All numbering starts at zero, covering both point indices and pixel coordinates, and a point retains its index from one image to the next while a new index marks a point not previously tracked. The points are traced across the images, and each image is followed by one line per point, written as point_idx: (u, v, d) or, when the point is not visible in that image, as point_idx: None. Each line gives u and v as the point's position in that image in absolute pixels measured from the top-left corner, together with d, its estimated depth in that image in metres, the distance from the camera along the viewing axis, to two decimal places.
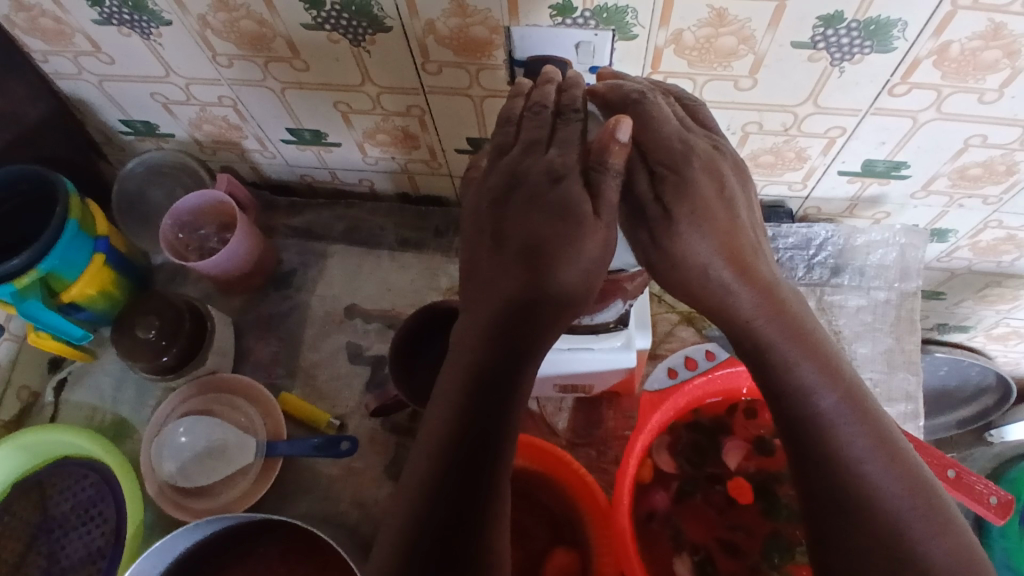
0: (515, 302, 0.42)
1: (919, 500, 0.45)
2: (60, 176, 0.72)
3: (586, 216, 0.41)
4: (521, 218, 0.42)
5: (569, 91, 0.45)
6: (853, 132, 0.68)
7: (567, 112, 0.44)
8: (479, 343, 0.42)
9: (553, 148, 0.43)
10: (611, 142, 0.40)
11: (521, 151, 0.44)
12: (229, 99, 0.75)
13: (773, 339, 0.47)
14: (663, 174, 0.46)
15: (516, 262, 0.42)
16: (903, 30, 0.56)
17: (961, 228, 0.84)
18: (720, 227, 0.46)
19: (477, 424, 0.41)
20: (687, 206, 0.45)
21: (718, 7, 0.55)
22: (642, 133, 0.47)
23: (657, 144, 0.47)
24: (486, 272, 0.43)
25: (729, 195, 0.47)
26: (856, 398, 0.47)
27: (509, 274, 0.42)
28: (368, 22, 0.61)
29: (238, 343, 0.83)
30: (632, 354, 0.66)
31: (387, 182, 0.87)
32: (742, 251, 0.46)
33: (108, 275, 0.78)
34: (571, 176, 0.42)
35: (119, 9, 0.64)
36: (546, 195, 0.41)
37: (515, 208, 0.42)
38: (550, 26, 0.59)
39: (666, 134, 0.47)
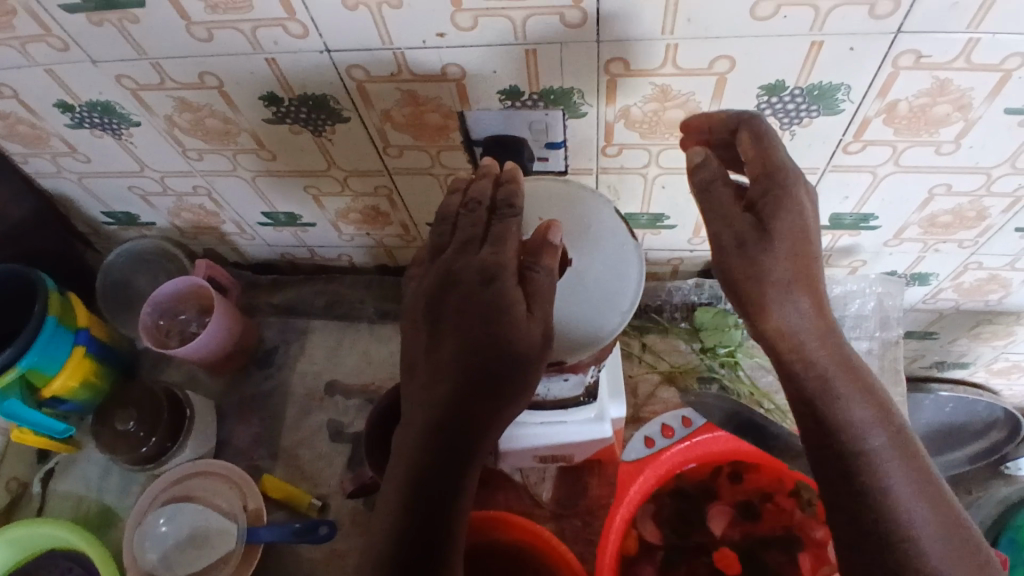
0: (452, 401, 0.42)
1: (958, 548, 0.47)
2: (38, 273, 0.74)
3: (518, 317, 0.40)
4: (455, 319, 0.42)
5: (506, 185, 0.45)
6: (814, 189, 0.69)
7: (502, 208, 0.44)
8: (423, 441, 0.42)
9: (485, 245, 0.43)
10: (546, 245, 0.42)
11: (457, 248, 0.44)
12: (204, 188, 0.77)
13: (829, 369, 0.50)
14: (765, 215, 0.48)
15: (452, 362, 0.42)
16: (848, 93, 0.57)
17: (941, 272, 0.83)
18: (811, 248, 0.49)
19: (426, 520, 0.42)
20: (787, 226, 0.48)
21: (661, 84, 0.56)
22: (586, 226, 0.50)
23: (598, 236, 0.50)
24: (426, 369, 0.43)
25: (809, 241, 0.49)
26: (902, 442, 0.51)
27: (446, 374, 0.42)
28: (326, 113, 0.63)
29: (221, 427, 0.83)
30: (606, 425, 0.65)
31: (366, 257, 0.89)
32: (816, 285, 0.50)
33: (90, 366, 0.80)
34: (504, 274, 0.41)
35: (90, 114, 0.67)
36: (478, 294, 0.41)
37: (447, 309, 0.43)
38: (501, 109, 0.61)
39: (608, 223, 0.50)
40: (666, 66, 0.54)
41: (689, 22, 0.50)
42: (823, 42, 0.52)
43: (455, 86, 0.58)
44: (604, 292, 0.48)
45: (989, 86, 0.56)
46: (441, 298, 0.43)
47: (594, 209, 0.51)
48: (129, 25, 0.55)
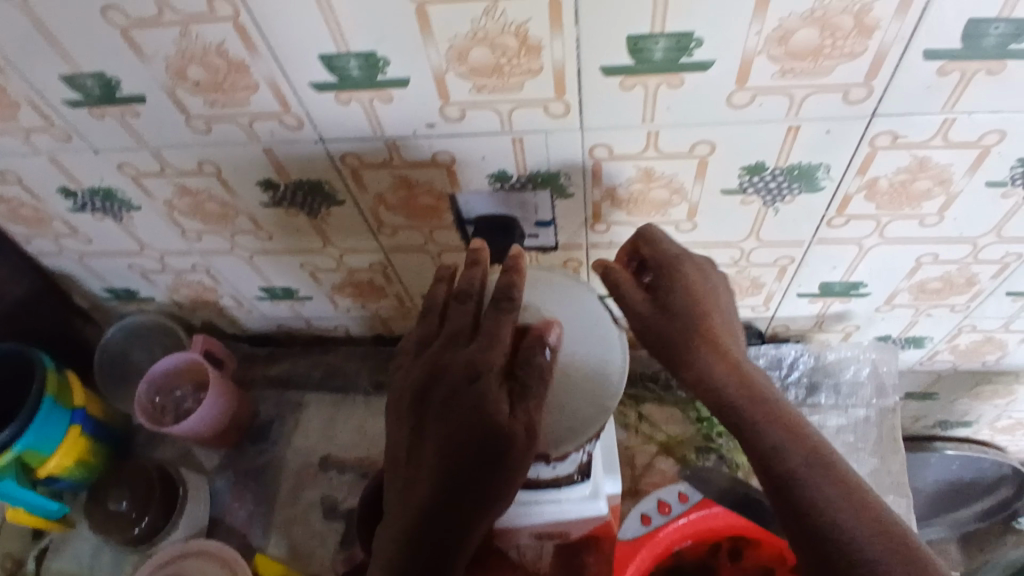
0: (434, 502, 0.41)
1: (898, 554, 0.43)
2: (37, 352, 0.75)
3: (501, 417, 0.40)
4: (439, 417, 0.42)
5: (503, 275, 0.45)
6: (802, 260, 0.70)
7: (497, 301, 0.44)
8: (403, 543, 0.42)
9: (474, 339, 0.43)
10: (540, 345, 0.42)
11: (446, 340, 0.45)
12: (202, 266, 0.79)
13: (733, 397, 0.52)
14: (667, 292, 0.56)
15: (434, 461, 0.42)
16: (828, 171, 0.58)
17: (936, 335, 0.83)
18: (697, 299, 0.55)
19: None
20: (672, 285, 0.56)
21: (644, 167, 0.58)
22: (569, 314, 0.47)
23: (582, 323, 0.47)
24: (411, 463, 0.44)
25: (700, 297, 0.55)
26: (821, 457, 0.48)
27: (428, 474, 0.42)
28: (321, 197, 0.65)
29: (214, 503, 0.82)
30: (601, 503, 0.64)
31: (362, 328, 0.89)
32: (716, 334, 0.55)
33: (86, 445, 0.80)
34: (489, 374, 0.41)
35: (92, 198, 0.69)
36: (463, 392, 0.41)
37: (432, 406, 0.43)
38: (490, 191, 0.62)
39: (590, 310, 0.48)
40: (649, 150, 0.56)
41: (669, 110, 0.52)
42: (799, 126, 0.53)
43: (446, 170, 0.60)
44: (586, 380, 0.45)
45: (967, 162, 0.57)
46: (427, 395, 0.43)
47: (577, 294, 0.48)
48: (131, 119, 0.57)
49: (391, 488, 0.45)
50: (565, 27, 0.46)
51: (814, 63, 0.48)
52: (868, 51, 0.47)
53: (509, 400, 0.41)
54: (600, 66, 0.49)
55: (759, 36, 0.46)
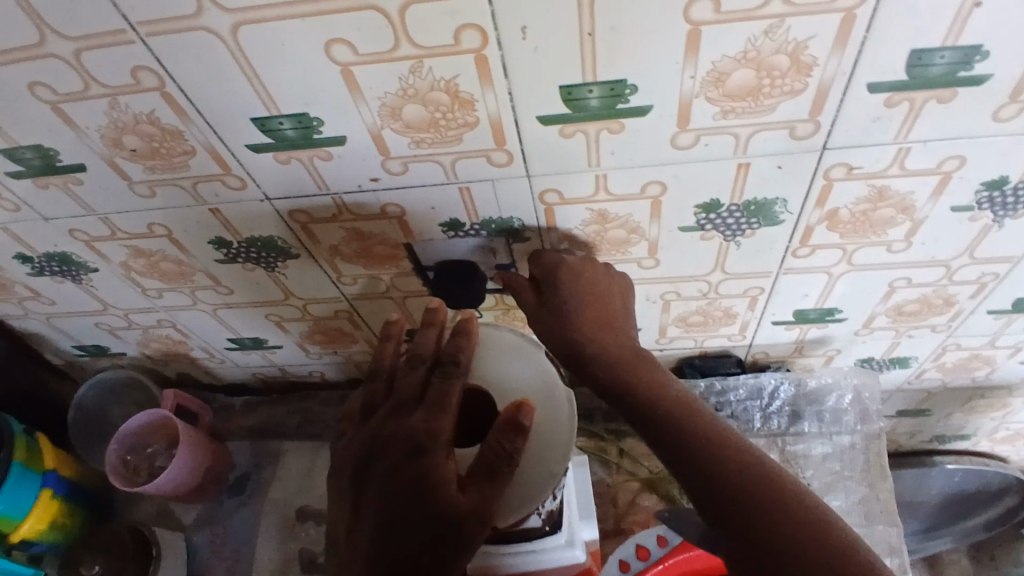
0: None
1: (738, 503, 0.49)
2: (5, 417, 0.75)
3: (446, 494, 0.38)
4: (381, 496, 0.40)
5: (452, 338, 0.44)
6: (772, 290, 0.68)
7: (445, 365, 0.42)
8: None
9: (421, 408, 0.41)
10: (509, 427, 0.39)
11: (393, 406, 0.42)
12: (168, 321, 0.78)
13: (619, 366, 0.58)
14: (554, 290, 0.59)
15: (373, 544, 0.39)
16: (785, 205, 0.57)
17: (920, 354, 0.80)
18: (585, 289, 0.59)
19: None
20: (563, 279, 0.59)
21: (597, 209, 0.57)
22: (517, 376, 0.44)
23: (532, 387, 0.44)
24: (352, 537, 0.41)
25: (588, 290, 0.59)
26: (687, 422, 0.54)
27: (366, 558, 0.39)
28: (276, 252, 0.64)
29: (193, 562, 0.81)
30: (579, 550, 0.63)
31: (337, 372, 0.88)
32: (603, 319, 0.59)
33: (59, 508, 0.79)
34: (436, 448, 0.39)
35: (49, 263, 0.68)
36: (406, 469, 0.39)
37: (374, 483, 0.41)
38: (445, 238, 0.61)
39: (540, 368, 0.44)
40: (600, 193, 0.55)
41: (614, 154, 0.51)
42: (749, 163, 0.52)
43: (397, 221, 0.59)
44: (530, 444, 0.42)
45: (929, 189, 0.55)
46: (370, 471, 0.41)
47: (523, 352, 0.45)
48: (75, 188, 0.57)
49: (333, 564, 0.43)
50: (495, 82, 0.45)
51: (754, 103, 0.47)
52: (809, 88, 0.46)
53: (458, 476, 0.39)
54: (537, 117, 0.48)
55: (694, 80, 0.45)
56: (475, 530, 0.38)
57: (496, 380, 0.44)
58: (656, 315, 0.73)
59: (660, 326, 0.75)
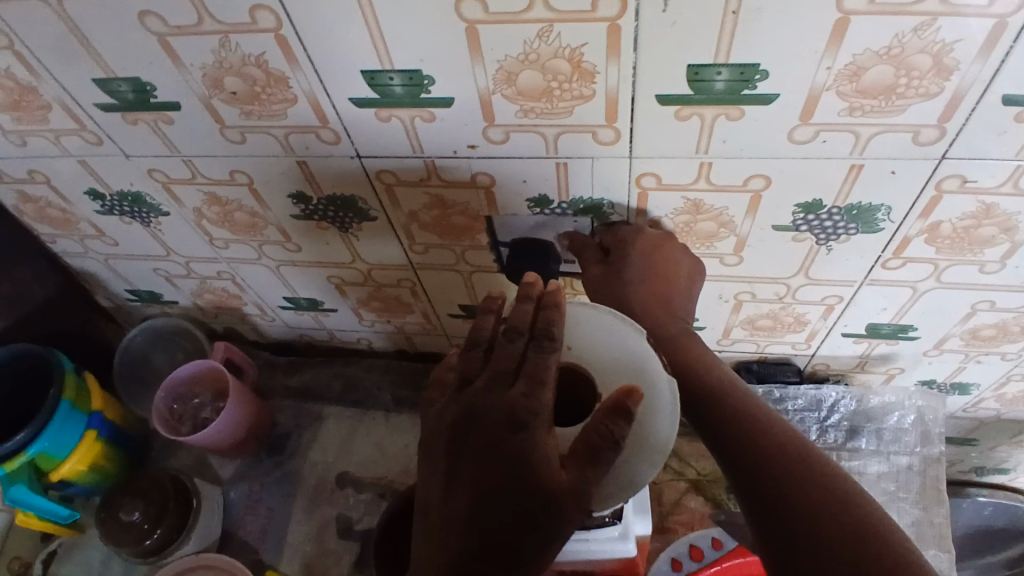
0: (463, 561, 0.38)
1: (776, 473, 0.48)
2: (56, 355, 0.72)
3: (547, 470, 0.37)
4: (476, 466, 0.39)
5: (550, 312, 0.42)
6: (851, 299, 0.66)
7: (544, 340, 0.40)
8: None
9: (519, 382, 0.39)
10: (618, 412, 0.37)
11: (488, 379, 0.40)
12: (228, 273, 0.77)
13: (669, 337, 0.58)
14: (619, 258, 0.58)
15: (467, 516, 0.39)
16: (888, 213, 0.55)
17: (983, 382, 0.78)
18: (643, 253, 0.57)
19: None
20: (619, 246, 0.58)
21: (693, 198, 0.55)
22: (617, 361, 0.43)
23: (634, 371, 0.43)
24: (442, 507, 0.40)
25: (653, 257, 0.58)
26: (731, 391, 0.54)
27: (460, 528, 0.39)
28: (354, 213, 0.63)
29: (227, 516, 0.80)
30: (631, 544, 0.61)
31: (385, 341, 0.88)
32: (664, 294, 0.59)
33: (100, 450, 0.77)
34: (538, 422, 0.38)
35: (120, 203, 0.67)
36: (503, 443, 0.38)
37: (468, 453, 0.40)
38: (529, 215, 0.60)
39: (639, 351, 0.44)
40: (700, 182, 0.54)
41: (724, 142, 0.49)
42: (862, 165, 0.51)
43: (484, 192, 0.58)
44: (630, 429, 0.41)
45: None
46: (464, 442, 0.40)
47: (622, 336, 0.44)
48: (164, 126, 0.56)
49: (421, 531, 0.42)
50: (622, 55, 0.44)
51: (884, 103, 0.46)
52: (945, 92, 0.44)
53: (557, 455, 0.38)
54: (656, 96, 0.46)
55: (829, 71, 0.44)
56: (573, 510, 0.37)
57: (597, 361, 0.43)
58: (724, 314, 0.71)
59: (726, 326, 0.73)
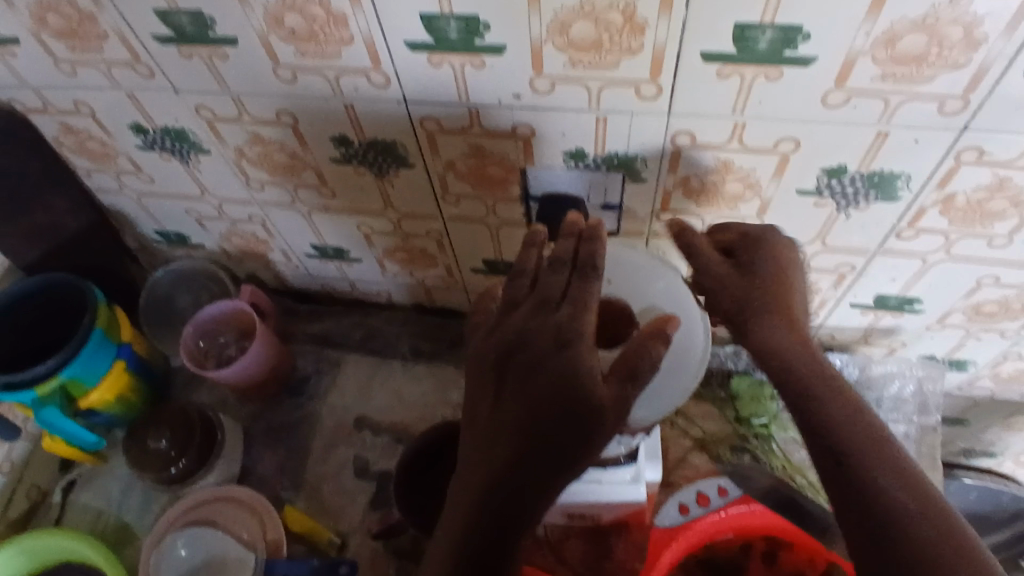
0: (506, 474, 0.42)
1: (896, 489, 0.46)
2: (90, 286, 0.74)
3: (591, 384, 0.40)
4: (523, 386, 0.42)
5: (589, 244, 0.46)
6: (862, 269, 0.69)
7: (586, 270, 0.44)
8: (470, 513, 0.42)
9: (564, 306, 0.43)
10: (657, 336, 0.42)
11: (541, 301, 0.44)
12: (259, 217, 0.79)
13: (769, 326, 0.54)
14: (751, 264, 0.56)
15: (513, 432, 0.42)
16: (908, 182, 0.58)
17: (979, 359, 0.81)
18: (777, 270, 0.55)
19: (480, 558, 0.42)
20: (758, 262, 0.55)
21: (724, 158, 0.58)
22: (653, 295, 0.49)
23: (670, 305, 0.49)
24: (491, 417, 0.44)
25: (787, 277, 0.55)
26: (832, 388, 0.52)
27: (509, 437, 0.42)
28: (393, 158, 0.65)
29: (247, 451, 0.83)
30: (643, 488, 0.65)
31: (405, 295, 0.90)
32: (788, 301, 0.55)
33: (128, 381, 0.79)
34: (581, 341, 0.41)
35: (162, 138, 0.69)
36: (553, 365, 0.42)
37: (517, 373, 0.43)
38: (563, 168, 0.62)
39: (671, 289, 0.50)
40: (732, 142, 0.56)
41: (761, 103, 0.52)
42: (888, 132, 0.53)
43: (522, 143, 0.60)
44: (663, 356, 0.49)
45: None
46: (515, 363, 0.43)
47: (658, 274, 0.50)
48: (217, 61, 0.58)
49: (468, 439, 0.45)
50: (673, 10, 0.46)
51: (915, 70, 0.48)
52: (971, 64, 0.47)
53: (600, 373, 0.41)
54: (700, 53, 0.49)
55: (867, 37, 0.46)
56: (614, 422, 0.40)
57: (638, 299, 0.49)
58: None
59: None
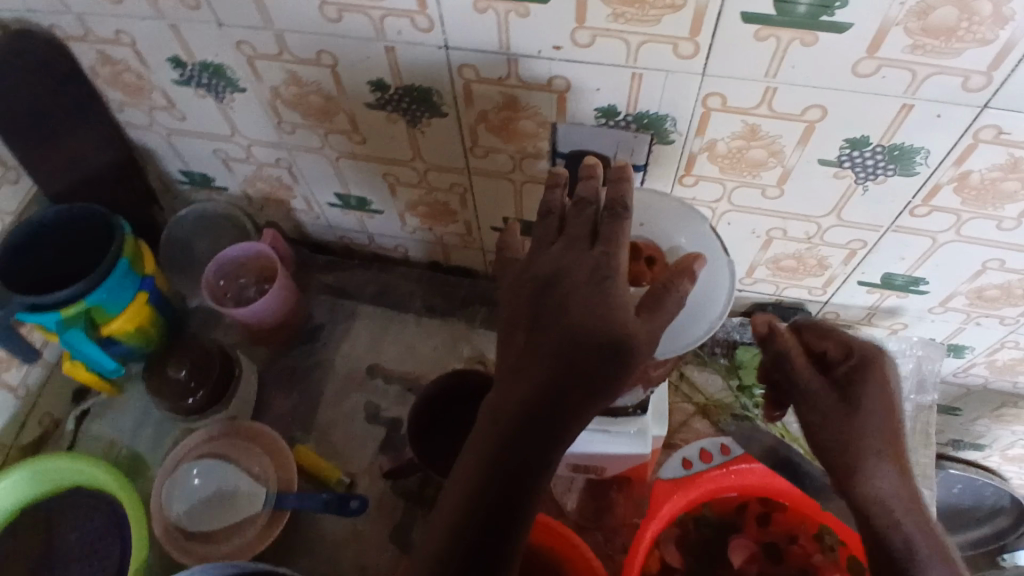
0: (520, 435, 0.45)
1: None
2: (119, 218, 0.77)
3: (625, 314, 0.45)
4: (539, 346, 0.46)
5: (618, 185, 0.48)
6: (874, 246, 0.71)
7: (615, 209, 0.47)
8: (490, 456, 0.45)
9: (597, 243, 0.47)
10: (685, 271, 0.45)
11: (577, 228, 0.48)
12: (286, 161, 0.80)
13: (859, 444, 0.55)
14: (859, 390, 0.55)
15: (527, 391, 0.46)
16: (926, 157, 0.60)
17: (976, 346, 0.84)
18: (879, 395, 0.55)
19: (511, 467, 0.45)
20: (856, 388, 0.55)
21: (751, 123, 0.60)
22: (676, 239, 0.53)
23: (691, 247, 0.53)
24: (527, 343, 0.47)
25: (888, 401, 0.56)
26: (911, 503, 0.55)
27: (546, 359, 0.46)
28: (427, 106, 0.66)
29: (260, 391, 0.86)
30: (646, 443, 0.68)
31: (422, 252, 0.92)
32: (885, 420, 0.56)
33: (148, 315, 0.82)
34: (615, 276, 0.46)
35: (199, 74, 0.70)
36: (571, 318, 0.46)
37: (542, 324, 0.47)
38: (594, 126, 0.64)
39: (694, 234, 0.54)
40: (761, 107, 0.58)
41: (794, 68, 0.54)
42: (913, 105, 0.55)
43: (556, 97, 0.62)
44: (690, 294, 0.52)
45: None
46: (535, 328, 0.47)
47: (686, 224, 0.54)
48: None
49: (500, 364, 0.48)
50: None
51: (944, 44, 0.50)
52: (998, 40, 0.49)
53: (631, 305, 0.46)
54: (741, 13, 0.50)
55: (902, 7, 0.48)
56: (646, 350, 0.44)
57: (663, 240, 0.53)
58: (752, 251, 0.76)
59: (752, 263, 0.79)
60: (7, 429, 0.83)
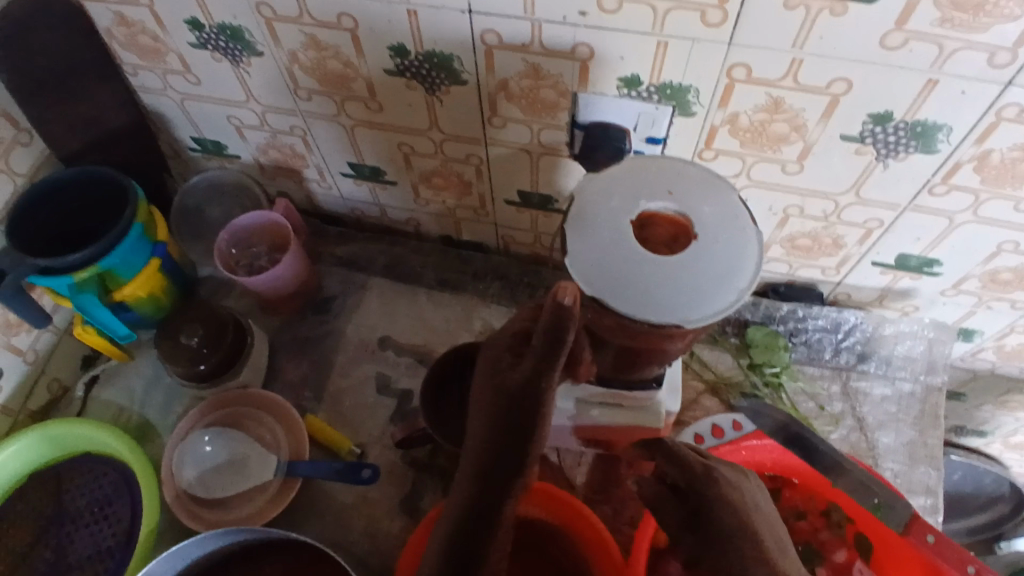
0: (488, 443, 0.47)
1: None
2: (131, 183, 0.77)
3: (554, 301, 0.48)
4: (488, 398, 0.49)
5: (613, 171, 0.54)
6: (890, 225, 0.71)
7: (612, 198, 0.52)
8: (476, 454, 0.48)
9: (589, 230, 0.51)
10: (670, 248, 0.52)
11: (584, 214, 0.52)
12: (301, 129, 0.80)
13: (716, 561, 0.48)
14: (699, 505, 0.50)
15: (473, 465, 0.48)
16: (948, 135, 0.59)
17: (987, 330, 0.84)
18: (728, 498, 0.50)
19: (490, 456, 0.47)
20: (698, 493, 0.51)
21: (775, 96, 0.59)
22: (703, 209, 0.52)
23: (719, 215, 0.52)
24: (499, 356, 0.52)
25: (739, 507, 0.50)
26: None
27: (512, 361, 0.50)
28: (447, 74, 0.66)
29: (271, 360, 0.86)
30: (660, 415, 0.69)
31: (434, 225, 0.91)
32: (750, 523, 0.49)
33: (159, 281, 0.82)
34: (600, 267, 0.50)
35: (216, 36, 0.69)
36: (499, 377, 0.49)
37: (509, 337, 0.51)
38: (615, 96, 0.64)
39: (722, 203, 0.52)
40: (786, 79, 0.57)
41: (822, 39, 0.53)
42: (938, 81, 0.55)
43: (579, 66, 0.61)
44: (714, 262, 0.50)
45: None
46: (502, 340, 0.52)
47: (711, 193, 0.52)
48: None
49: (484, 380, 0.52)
50: None
51: (973, 18, 0.50)
52: None
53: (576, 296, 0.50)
54: None
55: None
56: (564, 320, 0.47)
57: (692, 207, 0.52)
58: (769, 228, 0.76)
59: (766, 242, 0.79)
60: (16, 394, 0.82)
